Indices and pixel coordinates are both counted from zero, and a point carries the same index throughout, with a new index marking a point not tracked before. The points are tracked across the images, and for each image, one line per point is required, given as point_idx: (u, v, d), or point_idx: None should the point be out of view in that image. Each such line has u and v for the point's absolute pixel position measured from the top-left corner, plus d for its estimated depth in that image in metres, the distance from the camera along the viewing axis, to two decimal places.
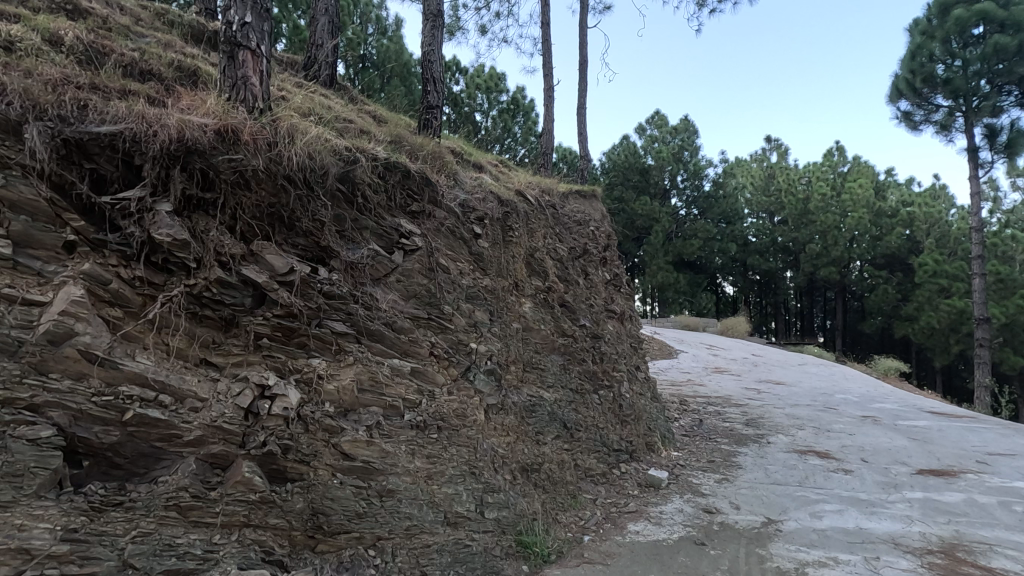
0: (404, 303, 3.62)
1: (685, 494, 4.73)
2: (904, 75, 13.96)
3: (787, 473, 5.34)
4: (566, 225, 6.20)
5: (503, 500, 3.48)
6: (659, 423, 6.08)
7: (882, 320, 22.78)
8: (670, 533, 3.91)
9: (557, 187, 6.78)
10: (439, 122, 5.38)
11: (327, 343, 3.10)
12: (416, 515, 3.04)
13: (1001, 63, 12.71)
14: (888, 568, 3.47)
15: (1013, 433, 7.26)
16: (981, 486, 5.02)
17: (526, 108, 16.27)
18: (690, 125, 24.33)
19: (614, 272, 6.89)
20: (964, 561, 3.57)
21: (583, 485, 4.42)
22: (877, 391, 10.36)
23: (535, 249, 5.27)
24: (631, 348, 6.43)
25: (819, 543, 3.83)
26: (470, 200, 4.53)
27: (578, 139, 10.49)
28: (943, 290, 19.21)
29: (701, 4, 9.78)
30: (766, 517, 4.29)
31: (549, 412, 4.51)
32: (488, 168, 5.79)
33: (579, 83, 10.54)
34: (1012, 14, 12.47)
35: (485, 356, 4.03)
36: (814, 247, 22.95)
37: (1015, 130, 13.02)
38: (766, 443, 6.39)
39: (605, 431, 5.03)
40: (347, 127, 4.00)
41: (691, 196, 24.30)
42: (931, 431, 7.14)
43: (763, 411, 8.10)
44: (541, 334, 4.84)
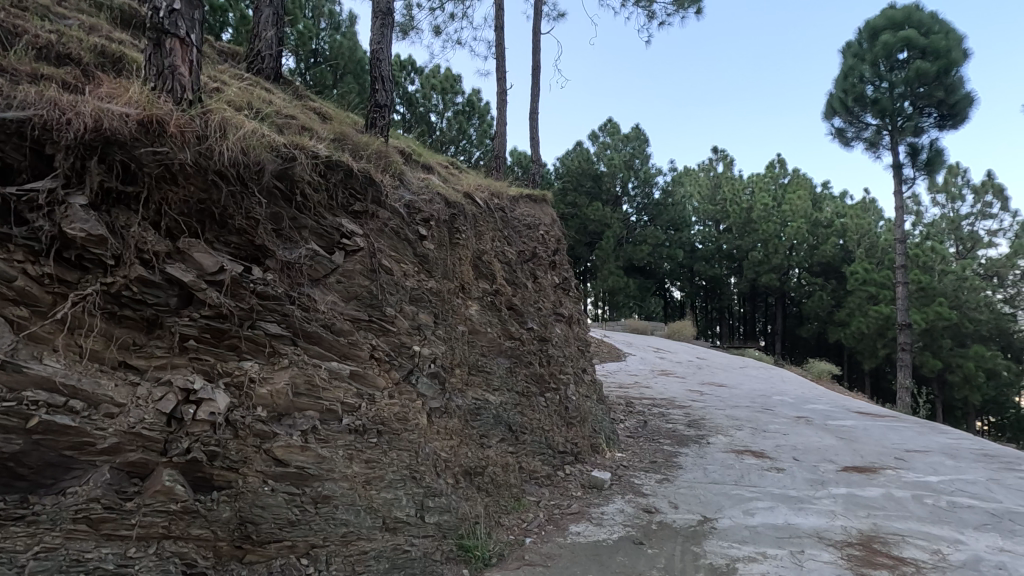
0: (343, 304, 3.53)
1: (626, 494, 4.83)
2: (837, 94, 14.82)
3: (724, 472, 5.53)
4: (515, 228, 6.22)
5: (445, 505, 3.45)
6: (604, 425, 6.18)
7: (818, 325, 24.02)
8: (610, 534, 3.98)
9: (508, 190, 6.79)
10: (387, 122, 5.30)
11: (260, 345, 2.99)
12: (353, 521, 2.97)
13: (922, 87, 13.67)
14: (811, 561, 3.64)
15: (929, 431, 7.77)
16: (898, 481, 5.36)
17: (481, 111, 16.34)
18: (641, 133, 24.94)
19: (563, 275, 6.97)
20: (879, 552, 3.78)
21: (526, 487, 4.45)
22: (811, 393, 10.88)
23: (482, 252, 5.25)
24: (578, 351, 6.50)
25: (749, 540, 3.98)
26: (416, 200, 4.49)
27: (531, 143, 10.56)
28: (872, 297, 20.46)
29: (651, 16, 10.06)
30: (702, 515, 4.43)
31: (495, 415, 4.51)
32: (437, 169, 5.77)
33: (533, 88, 10.63)
34: (931, 42, 13.56)
35: (429, 359, 3.99)
36: (756, 254, 23.95)
37: (934, 149, 14.02)
38: (706, 443, 6.61)
39: (551, 433, 5.09)
40: (288, 123, 3.87)
41: (642, 204, 24.90)
42: (857, 431, 7.56)
43: (705, 412, 8.36)
44: (487, 338, 4.83)
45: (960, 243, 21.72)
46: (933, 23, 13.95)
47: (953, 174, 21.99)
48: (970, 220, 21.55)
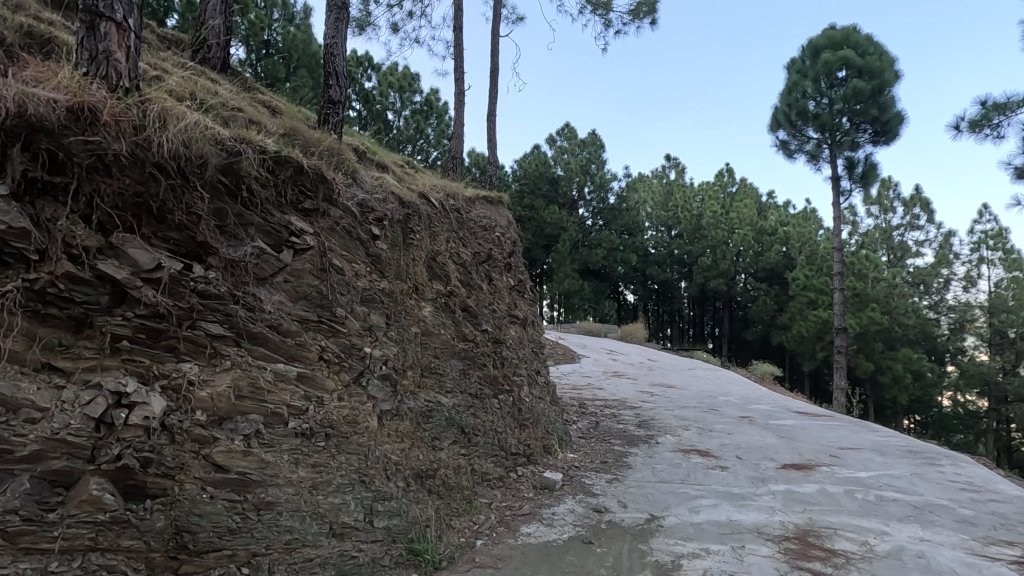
0: (291, 304, 3.42)
1: (577, 495, 4.90)
2: (782, 108, 15.52)
3: (671, 472, 5.69)
4: (471, 230, 6.20)
5: (394, 508, 3.42)
6: (556, 426, 6.25)
7: (762, 329, 25.06)
8: (560, 534, 4.02)
9: (463, 191, 6.75)
10: (340, 118, 5.19)
11: (201, 347, 2.86)
12: (298, 527, 2.89)
13: (858, 104, 14.47)
14: (751, 555, 3.78)
15: (861, 430, 8.22)
16: (832, 477, 5.65)
17: (439, 110, 16.24)
18: (597, 139, 25.37)
19: (518, 278, 6.99)
20: (813, 545, 3.98)
21: (478, 489, 4.44)
22: (755, 393, 11.33)
23: (436, 252, 5.21)
24: (532, 353, 6.54)
25: (694, 537, 4.10)
26: (369, 199, 4.41)
27: (488, 145, 10.56)
28: (811, 302, 21.46)
29: (607, 24, 10.26)
30: (649, 513, 4.54)
31: (447, 417, 4.49)
32: (392, 168, 5.69)
33: (491, 90, 10.64)
34: (866, 63, 14.40)
35: (380, 361, 3.92)
36: (706, 260, 24.78)
37: (868, 164, 14.87)
38: (655, 443, 6.78)
39: (503, 435, 5.10)
40: (234, 115, 3.73)
41: (597, 208, 25.30)
42: (796, 430, 7.92)
43: (655, 413, 8.57)
44: (440, 339, 4.79)
45: (891, 252, 23.14)
46: (869, 45, 14.81)
47: (886, 188, 23.42)
48: (900, 230, 23.02)
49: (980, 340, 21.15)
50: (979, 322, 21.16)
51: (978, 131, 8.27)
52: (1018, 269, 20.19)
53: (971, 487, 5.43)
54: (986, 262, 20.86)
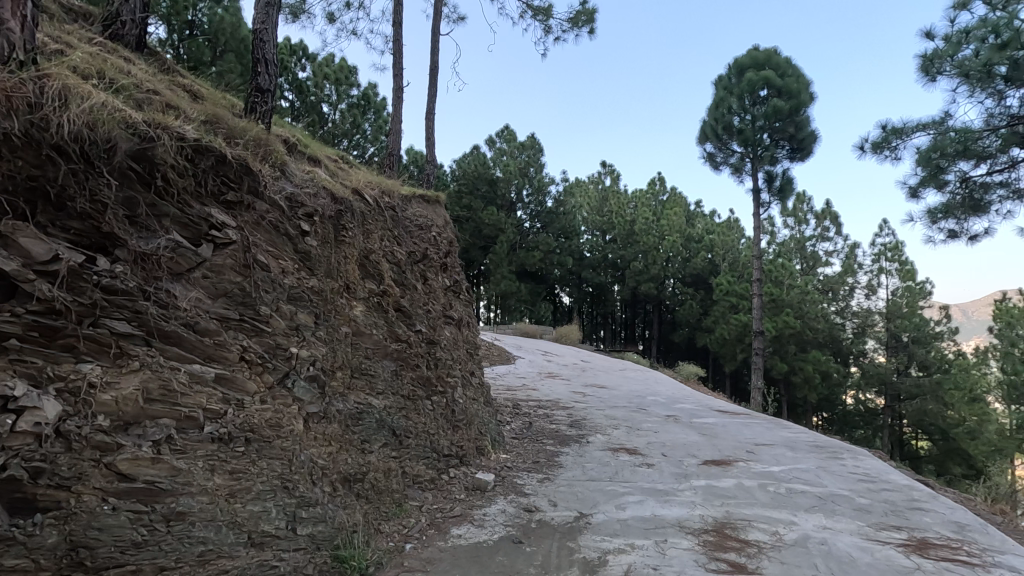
0: (210, 302, 3.23)
1: (509, 495, 4.92)
2: (710, 122, 16.35)
3: (600, 470, 5.84)
4: (406, 228, 6.10)
5: (319, 514, 3.31)
6: (489, 427, 6.26)
7: (688, 332, 26.23)
8: (491, 534, 4.03)
9: (399, 189, 6.62)
10: (268, 108, 4.95)
11: (104, 346, 2.64)
12: (212, 538, 2.73)
13: (778, 122, 15.47)
14: (673, 548, 3.95)
15: (775, 427, 8.77)
16: (748, 472, 5.99)
17: (377, 105, 15.90)
18: (536, 143, 25.67)
19: (454, 278, 6.93)
20: (729, 536, 4.20)
21: (409, 492, 4.38)
22: (680, 393, 11.83)
23: (370, 251, 5.07)
24: (467, 354, 6.51)
25: (620, 532, 4.23)
26: (299, 194, 4.23)
27: (426, 143, 10.43)
28: (733, 306, 22.71)
29: (546, 31, 10.40)
30: (579, 511, 4.64)
31: (378, 419, 4.39)
32: (325, 162, 5.50)
33: (430, 88, 10.52)
34: (785, 84, 15.41)
35: (308, 361, 3.78)
36: (637, 264, 25.64)
37: (785, 178, 15.93)
38: (586, 443, 6.94)
39: (436, 437, 5.05)
40: (148, 98, 3.48)
41: (535, 211, 25.60)
42: (716, 428, 8.34)
43: (586, 413, 8.77)
44: (371, 339, 4.68)
45: (804, 261, 24.87)
46: (787, 68, 15.86)
47: (801, 202, 25.16)
48: (812, 241, 24.80)
49: (878, 344, 23.09)
50: (878, 327, 23.10)
51: (880, 152, 9.05)
52: (911, 279, 22.02)
53: (867, 478, 5.93)
54: (885, 272, 22.82)
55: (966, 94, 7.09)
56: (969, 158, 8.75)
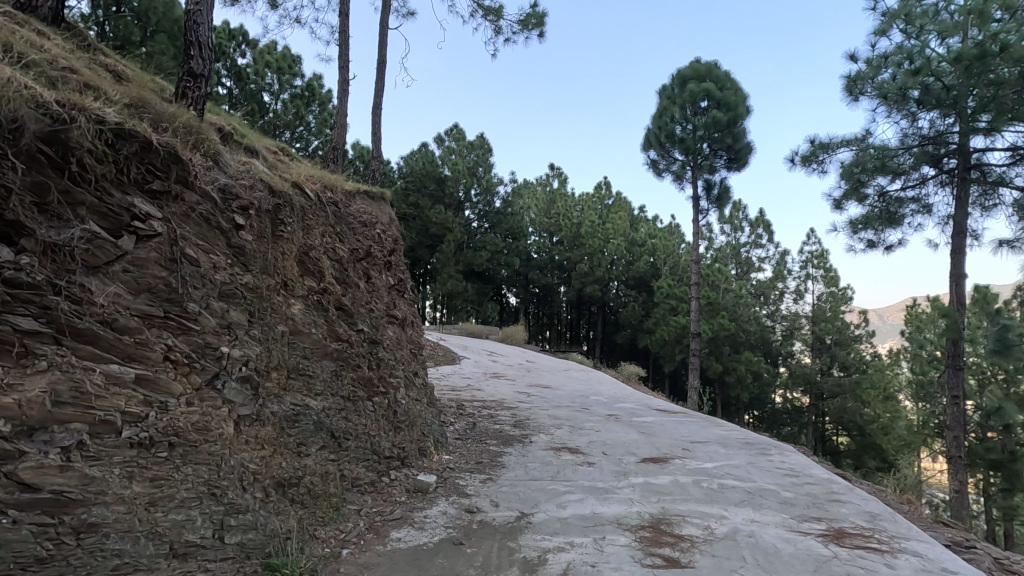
0: (131, 298, 3.02)
1: (450, 496, 4.88)
2: (653, 129, 16.87)
3: (542, 469, 5.90)
4: (349, 225, 5.92)
5: (250, 521, 3.18)
6: (432, 428, 6.19)
7: (631, 333, 26.93)
8: (431, 536, 3.98)
9: (343, 184, 6.42)
10: (201, 94, 4.68)
11: (7, 346, 2.43)
12: (128, 550, 2.57)
13: (717, 133, 16.14)
14: (610, 545, 4.03)
15: (710, 425, 9.13)
16: (684, 469, 6.21)
17: (322, 97, 15.41)
18: (485, 143, 25.67)
19: (398, 277, 6.80)
20: (664, 532, 4.34)
21: (347, 495, 4.27)
22: (622, 393, 12.12)
23: (310, 246, 4.89)
24: (410, 354, 6.40)
25: (560, 531, 4.28)
26: (233, 185, 4.01)
27: (372, 139, 10.20)
28: (673, 309, 23.52)
29: (496, 31, 10.39)
30: (520, 511, 4.66)
31: (315, 421, 4.25)
32: (263, 153, 5.25)
33: (377, 82, 10.29)
34: (724, 96, 16.10)
35: (240, 362, 3.60)
36: (583, 266, 26.08)
37: (722, 187, 16.65)
38: (529, 442, 6.99)
39: (377, 438, 4.94)
40: (64, 76, 3.22)
41: (483, 211, 25.59)
42: (655, 426, 8.59)
43: (530, 413, 8.83)
44: (310, 339, 4.52)
45: (739, 267, 26.08)
46: (726, 81, 16.56)
47: (737, 210, 26.37)
48: (747, 247, 26.03)
49: (805, 346, 24.49)
50: (804, 329, 24.50)
51: (809, 165, 9.61)
52: (834, 285, 23.46)
53: (792, 473, 6.27)
54: (811, 278, 24.24)
55: None
56: (885, 174, 9.44)
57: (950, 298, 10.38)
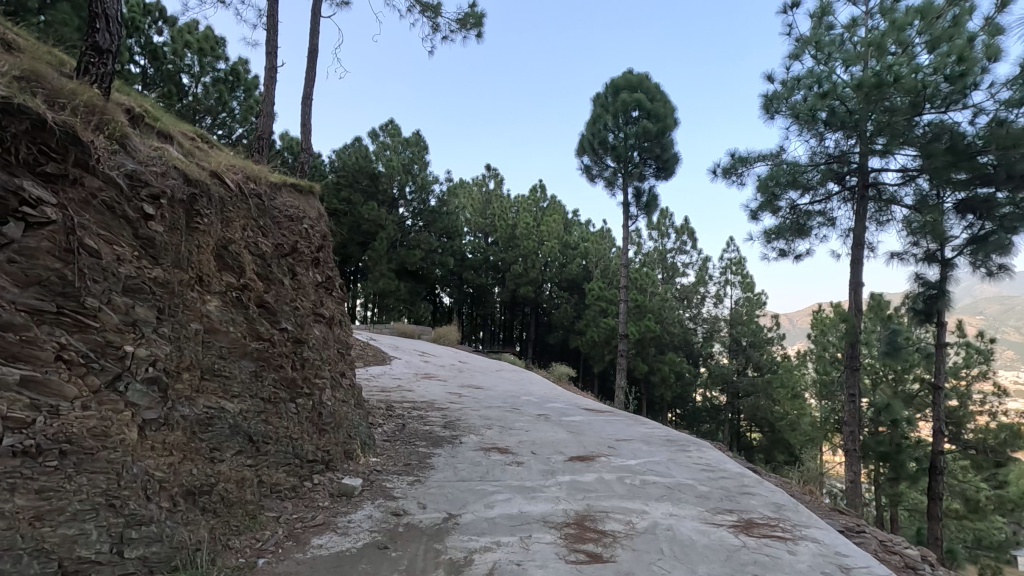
0: (18, 292, 2.74)
1: (376, 500, 4.77)
2: (587, 136, 17.33)
3: (471, 470, 5.89)
4: (274, 219, 5.65)
5: (154, 534, 2.97)
6: (360, 431, 6.03)
7: (563, 334, 27.48)
8: (354, 542, 3.87)
9: (267, 175, 6.10)
10: (109, 71, 4.28)
11: None
12: (10, 570, 2.33)
13: (646, 142, 16.80)
14: (535, 543, 4.09)
15: (635, 423, 9.46)
16: (608, 466, 6.40)
17: (248, 83, 14.59)
18: (421, 140, 25.31)
19: (326, 274, 6.55)
20: (588, 528, 4.45)
21: (265, 502, 4.07)
22: (552, 393, 12.31)
23: (229, 240, 4.62)
24: (337, 354, 6.19)
25: (486, 531, 4.29)
26: (142, 171, 3.73)
27: (301, 130, 9.79)
28: (603, 311, 24.21)
29: (435, 28, 10.26)
30: (447, 512, 4.63)
31: (232, 425, 4.02)
32: (178, 139, 4.91)
33: (307, 72, 9.89)
34: (654, 108, 16.75)
35: (146, 362, 3.33)
36: (517, 267, 26.31)
37: (651, 195, 17.34)
38: (459, 443, 6.95)
39: (299, 442, 4.75)
40: None
41: (418, 209, 25.25)
42: (584, 425, 8.79)
43: (461, 414, 8.79)
44: (227, 337, 4.28)
45: (665, 272, 27.23)
46: (656, 92, 17.24)
47: (664, 217, 27.54)
48: (672, 253, 27.27)
49: (723, 347, 25.95)
50: (723, 332, 25.95)
51: (729, 177, 10.19)
52: (750, 291, 25.00)
53: (709, 467, 6.62)
54: (730, 284, 25.71)
55: None
56: (796, 188, 10.19)
57: (849, 305, 11.30)
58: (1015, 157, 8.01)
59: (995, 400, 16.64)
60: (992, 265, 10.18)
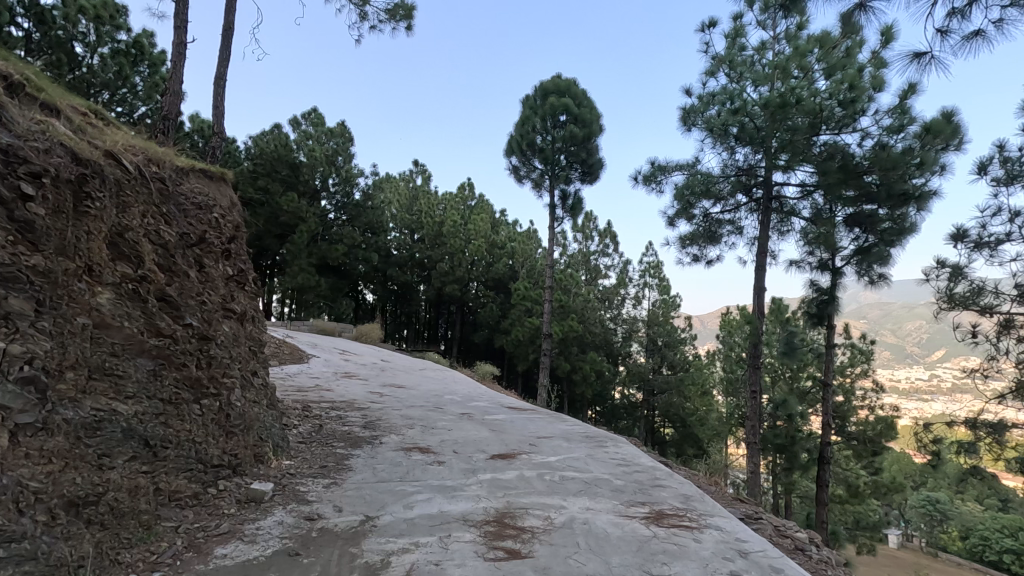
0: None
1: (288, 504, 4.55)
2: (516, 137, 17.53)
3: (391, 470, 5.76)
4: (179, 206, 5.24)
5: (27, 550, 2.67)
6: (272, 433, 5.72)
7: (488, 333, 27.57)
8: (262, 550, 3.67)
9: (172, 158, 5.63)
10: None
11: None
12: None
13: (572, 146, 17.20)
14: (455, 542, 4.07)
15: (556, 420, 9.67)
16: (529, 463, 6.49)
17: (154, 58, 13.43)
18: (346, 131, 24.42)
19: (239, 267, 6.14)
20: (507, 525, 4.49)
21: (162, 511, 3.77)
22: (476, 391, 12.30)
23: (126, 227, 4.24)
24: (248, 352, 5.84)
25: (405, 532, 4.21)
26: (20, 146, 3.35)
27: (213, 113, 9.14)
28: (528, 310, 24.52)
29: (362, 16, 9.93)
30: (365, 514, 4.50)
31: (125, 428, 3.69)
32: (68, 113, 4.43)
33: (221, 51, 9.25)
34: (581, 113, 17.11)
35: (21, 360, 2.99)
36: (443, 265, 26.07)
37: (576, 198, 17.77)
38: (379, 444, 6.78)
39: (203, 446, 4.44)
40: None
41: (341, 202, 24.38)
42: (506, 424, 8.86)
43: (382, 414, 8.57)
44: (121, 333, 3.93)
45: (588, 273, 28.07)
46: (583, 98, 17.62)
47: (589, 220, 28.36)
48: (595, 255, 28.15)
49: (640, 347, 27.12)
50: (641, 332, 27.10)
51: (649, 184, 10.65)
52: (666, 293, 26.29)
53: (624, 462, 6.90)
54: (648, 286, 26.92)
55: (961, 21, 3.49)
56: (708, 198, 10.85)
57: (754, 307, 12.14)
58: (894, 177, 9.00)
59: (873, 396, 18.47)
60: (873, 274, 11.37)
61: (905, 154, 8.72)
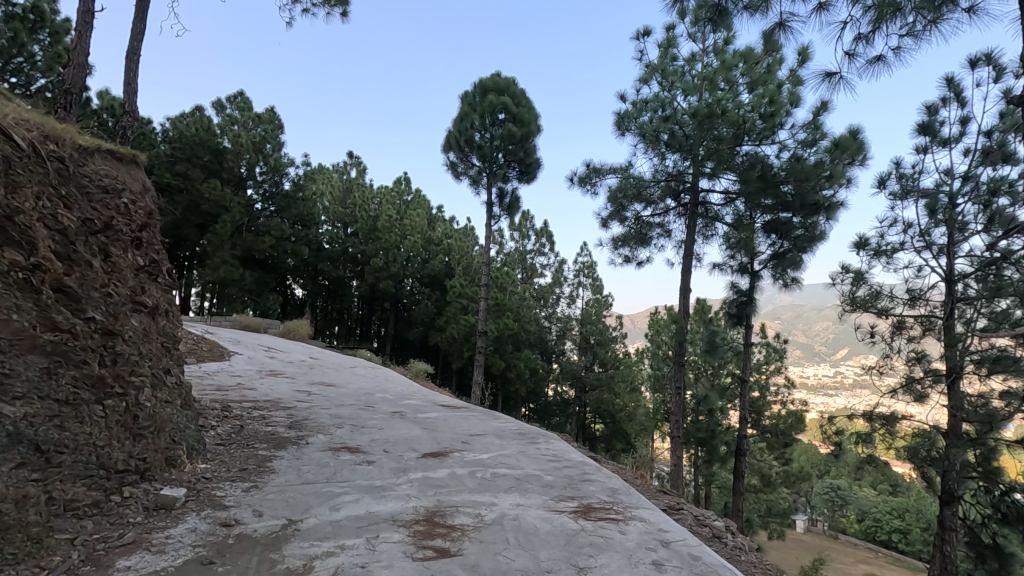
0: None
1: (203, 510, 4.27)
2: (454, 133, 17.40)
3: (317, 472, 5.54)
4: (81, 188, 4.79)
5: None
6: (186, 434, 5.36)
7: (422, 330, 27.19)
8: (172, 560, 3.43)
9: (74, 136, 5.14)
10: None
11: None
12: None
13: (510, 145, 17.28)
14: (383, 543, 3.98)
15: (489, 417, 9.66)
16: (460, 461, 6.45)
17: (56, 25, 12.23)
18: (275, 118, 23.29)
19: (151, 257, 5.70)
20: (436, 524, 4.44)
21: (54, 523, 3.44)
22: (408, 389, 12.09)
23: (16, 210, 3.83)
24: (160, 348, 5.43)
25: (331, 534, 4.07)
26: None
27: (124, 90, 8.44)
28: (463, 308, 24.38)
29: None
30: (287, 519, 4.30)
31: (10, 431, 3.34)
32: None
33: (134, 23, 8.55)
34: (519, 112, 17.18)
35: None
36: (377, 261, 25.45)
37: (513, 197, 17.87)
38: (305, 444, 6.51)
39: (106, 450, 4.10)
40: None
41: (269, 192, 23.22)
42: (438, 422, 8.75)
43: (308, 413, 8.24)
44: (8, 327, 3.55)
45: (524, 272, 28.32)
46: (521, 97, 17.67)
47: (526, 219, 28.60)
48: (531, 254, 28.42)
49: (574, 345, 27.67)
50: (574, 330, 27.64)
51: (585, 185, 10.88)
52: (598, 293, 26.96)
53: (555, 458, 6.99)
54: (582, 286, 27.54)
55: (866, 45, 3.84)
56: (640, 201, 11.21)
57: (680, 307, 12.65)
58: (807, 188, 9.67)
59: (785, 391, 19.79)
60: (787, 278, 12.17)
61: (817, 167, 9.40)
